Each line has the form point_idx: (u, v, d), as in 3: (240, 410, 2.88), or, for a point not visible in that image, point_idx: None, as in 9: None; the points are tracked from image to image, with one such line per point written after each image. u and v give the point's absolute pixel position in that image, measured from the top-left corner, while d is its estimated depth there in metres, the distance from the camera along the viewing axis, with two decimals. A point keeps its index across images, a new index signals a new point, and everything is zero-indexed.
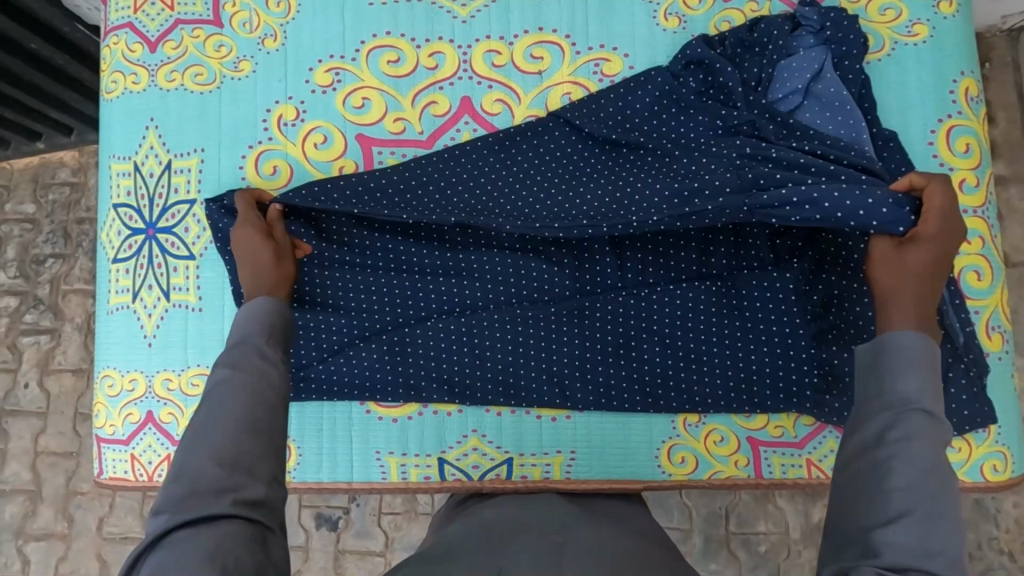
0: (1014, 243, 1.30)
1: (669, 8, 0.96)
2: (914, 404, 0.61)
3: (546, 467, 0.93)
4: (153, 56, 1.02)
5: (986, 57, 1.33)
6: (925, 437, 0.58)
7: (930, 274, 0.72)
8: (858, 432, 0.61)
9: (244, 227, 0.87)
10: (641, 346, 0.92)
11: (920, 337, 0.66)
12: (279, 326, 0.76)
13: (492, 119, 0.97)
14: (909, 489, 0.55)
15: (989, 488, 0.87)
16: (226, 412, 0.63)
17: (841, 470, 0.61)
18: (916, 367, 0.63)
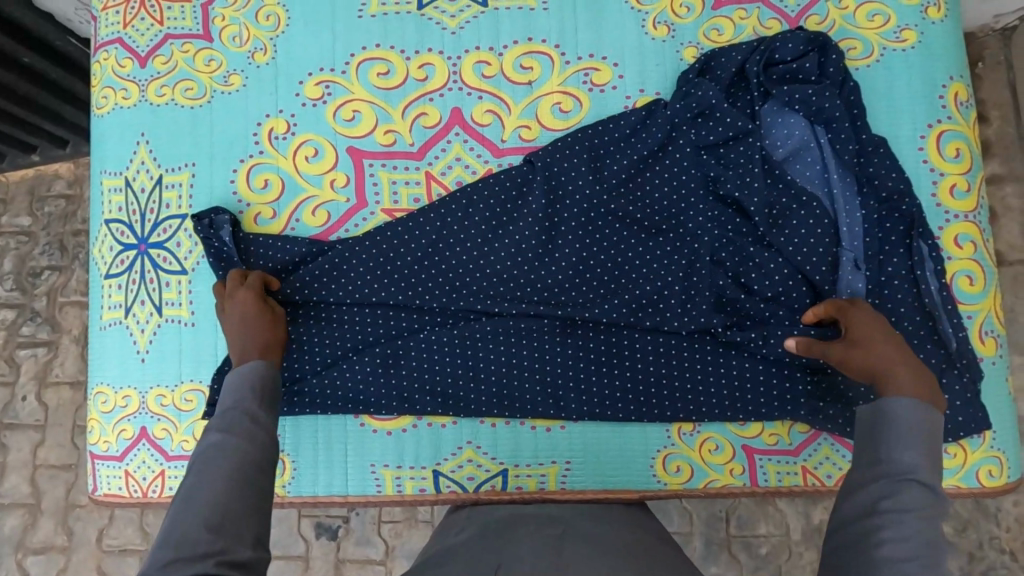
0: (1009, 241, 1.30)
1: (658, 16, 0.96)
2: (911, 474, 0.64)
3: (541, 478, 0.93)
4: (142, 71, 1.02)
5: (978, 56, 1.33)
6: (919, 509, 0.61)
7: (883, 334, 0.77)
8: (854, 498, 0.65)
9: (231, 299, 0.88)
10: (634, 355, 0.92)
11: (922, 408, 0.69)
12: (269, 387, 0.79)
13: (482, 130, 0.97)
14: (904, 560, 0.58)
15: (986, 494, 0.87)
16: (214, 477, 0.67)
17: (835, 535, 0.64)
18: (914, 439, 0.66)
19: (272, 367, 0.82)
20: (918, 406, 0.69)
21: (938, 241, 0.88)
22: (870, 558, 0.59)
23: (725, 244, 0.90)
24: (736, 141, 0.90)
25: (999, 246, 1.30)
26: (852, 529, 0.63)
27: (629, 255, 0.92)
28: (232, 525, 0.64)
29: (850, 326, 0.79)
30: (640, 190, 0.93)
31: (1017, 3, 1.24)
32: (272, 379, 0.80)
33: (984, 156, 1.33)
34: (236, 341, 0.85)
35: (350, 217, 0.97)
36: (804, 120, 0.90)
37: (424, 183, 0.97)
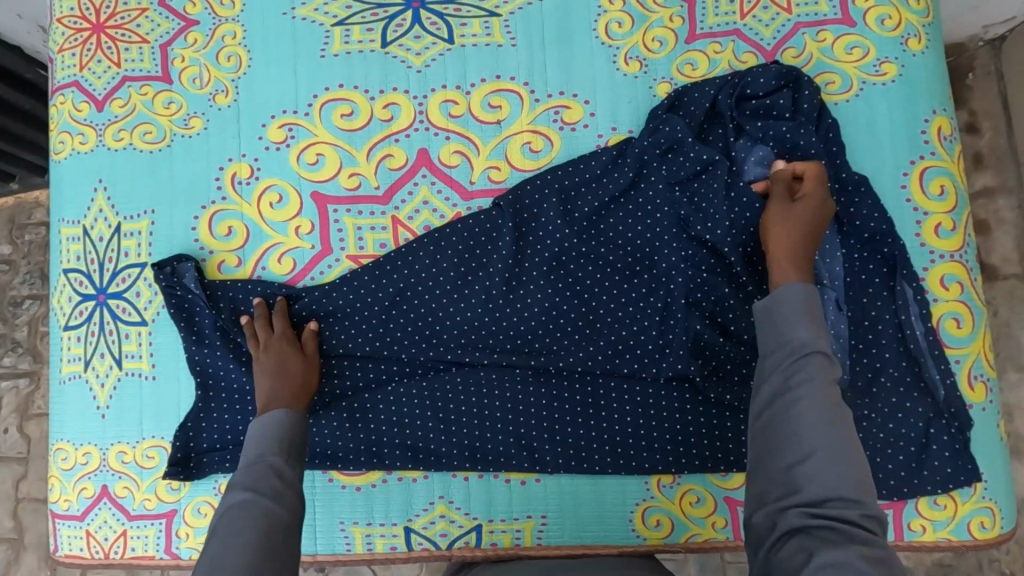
0: (1003, 254, 1.26)
1: (630, 51, 0.92)
2: (810, 346, 0.67)
3: (516, 534, 0.89)
4: (100, 115, 0.98)
5: (968, 68, 1.30)
6: (822, 376, 0.65)
7: (817, 217, 0.78)
8: (765, 381, 0.67)
9: (266, 348, 0.88)
10: (611, 405, 0.88)
11: (808, 288, 0.73)
12: (295, 442, 0.79)
13: (450, 171, 0.93)
14: (820, 428, 0.62)
15: (978, 545, 0.83)
16: (239, 543, 0.63)
17: (754, 420, 0.67)
18: (807, 312, 0.70)
19: (297, 419, 0.82)
20: (808, 290, 0.73)
21: (923, 283, 0.85)
22: (792, 434, 0.62)
23: (703, 290, 0.86)
24: (703, 180, 0.87)
25: (992, 260, 1.26)
26: (769, 411, 0.65)
27: (605, 299, 0.89)
28: None
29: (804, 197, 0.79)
30: (610, 230, 0.90)
31: (1007, 13, 1.20)
32: (299, 430, 0.80)
33: (976, 168, 1.29)
34: (266, 392, 0.85)
35: (316, 265, 0.94)
36: (773, 153, 0.85)
37: (391, 228, 0.93)
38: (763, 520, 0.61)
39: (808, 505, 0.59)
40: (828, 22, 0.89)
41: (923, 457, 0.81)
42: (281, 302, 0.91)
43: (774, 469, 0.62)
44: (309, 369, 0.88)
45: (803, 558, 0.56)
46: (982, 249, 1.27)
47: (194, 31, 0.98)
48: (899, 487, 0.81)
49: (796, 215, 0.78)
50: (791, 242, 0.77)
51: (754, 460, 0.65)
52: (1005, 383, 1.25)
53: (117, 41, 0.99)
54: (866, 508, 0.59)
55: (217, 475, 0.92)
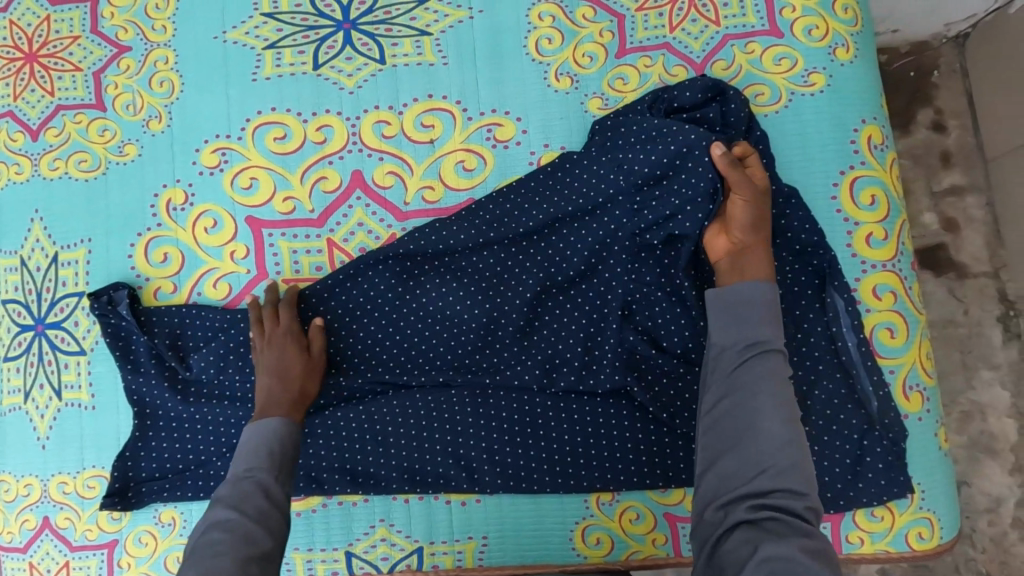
0: (972, 253, 1.22)
1: (561, 67, 0.92)
2: (768, 342, 0.68)
3: (457, 555, 0.89)
4: (34, 145, 0.98)
5: (932, 65, 1.26)
6: (778, 372, 0.66)
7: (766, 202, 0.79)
8: (717, 377, 0.68)
9: (268, 342, 0.86)
10: (548, 423, 0.87)
11: (769, 284, 0.74)
12: (287, 456, 0.77)
13: (385, 193, 0.93)
14: (773, 421, 0.62)
15: (918, 556, 0.82)
16: (219, 571, 0.61)
17: (707, 413, 0.66)
18: (763, 307, 0.71)
19: (294, 430, 0.80)
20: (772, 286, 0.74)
21: (856, 292, 0.84)
22: (745, 426, 0.62)
23: (638, 298, 0.86)
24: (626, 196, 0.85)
25: (961, 259, 1.22)
26: (722, 404, 0.65)
27: (541, 310, 0.88)
28: None
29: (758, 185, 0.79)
30: (551, 243, 0.88)
31: (966, 11, 1.17)
32: (291, 445, 0.79)
33: (943, 167, 1.25)
34: (264, 392, 0.83)
35: (252, 289, 0.93)
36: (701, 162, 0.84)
37: (327, 251, 0.93)
38: (711, 517, 0.60)
39: (756, 497, 0.58)
40: (757, 33, 0.89)
41: (858, 469, 0.81)
42: (290, 294, 0.89)
43: (725, 462, 0.61)
44: (313, 367, 0.87)
45: (748, 549, 0.54)
46: (951, 249, 1.23)
47: (127, 57, 0.98)
48: (835, 499, 0.81)
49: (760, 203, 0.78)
50: (761, 238, 0.77)
51: (704, 453, 0.64)
52: (977, 382, 1.20)
53: (50, 70, 0.99)
54: (810, 501, 0.58)
55: (157, 504, 0.92)
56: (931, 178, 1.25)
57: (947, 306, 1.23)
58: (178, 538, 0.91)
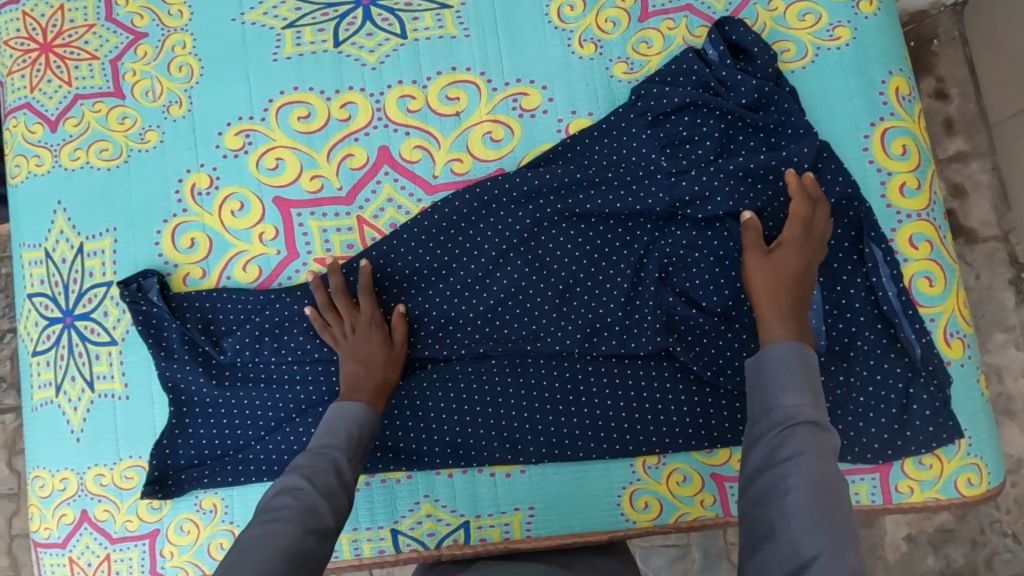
0: (981, 219, 1.23)
1: (584, 34, 0.92)
2: (798, 417, 0.63)
3: (505, 527, 0.88)
4: (54, 135, 0.97)
5: (931, 34, 1.27)
6: (813, 449, 0.60)
7: (794, 268, 0.77)
8: (753, 452, 0.63)
9: (350, 332, 0.86)
10: (590, 389, 0.87)
11: (795, 348, 0.70)
12: (363, 440, 0.77)
13: (413, 167, 0.92)
14: (807, 509, 0.55)
15: (967, 502, 0.82)
16: (279, 533, 0.62)
17: (746, 496, 0.61)
18: (792, 376, 0.67)
19: (373, 415, 0.80)
20: (796, 348, 0.70)
21: (893, 243, 0.84)
22: (782, 510, 0.56)
23: (675, 261, 0.86)
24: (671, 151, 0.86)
25: (970, 224, 1.23)
26: (757, 487, 0.60)
27: (581, 275, 0.87)
28: None
29: (784, 240, 0.78)
30: (589, 199, 0.87)
31: None
32: (369, 432, 0.78)
33: (947, 134, 1.25)
34: (348, 376, 0.83)
35: (283, 270, 0.93)
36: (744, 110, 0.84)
37: (357, 228, 0.92)
38: None
39: None
40: None
41: (905, 418, 0.81)
42: (369, 279, 0.87)
43: (762, 556, 0.56)
44: (393, 357, 0.85)
45: None
46: (960, 214, 1.23)
47: (143, 44, 0.97)
48: (883, 449, 0.81)
49: (778, 260, 0.77)
50: (782, 298, 0.75)
51: (746, 546, 0.58)
52: (992, 345, 1.21)
53: (66, 59, 0.97)
54: None
55: (198, 491, 0.91)
56: (936, 146, 1.26)
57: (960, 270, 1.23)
58: (221, 524, 0.90)
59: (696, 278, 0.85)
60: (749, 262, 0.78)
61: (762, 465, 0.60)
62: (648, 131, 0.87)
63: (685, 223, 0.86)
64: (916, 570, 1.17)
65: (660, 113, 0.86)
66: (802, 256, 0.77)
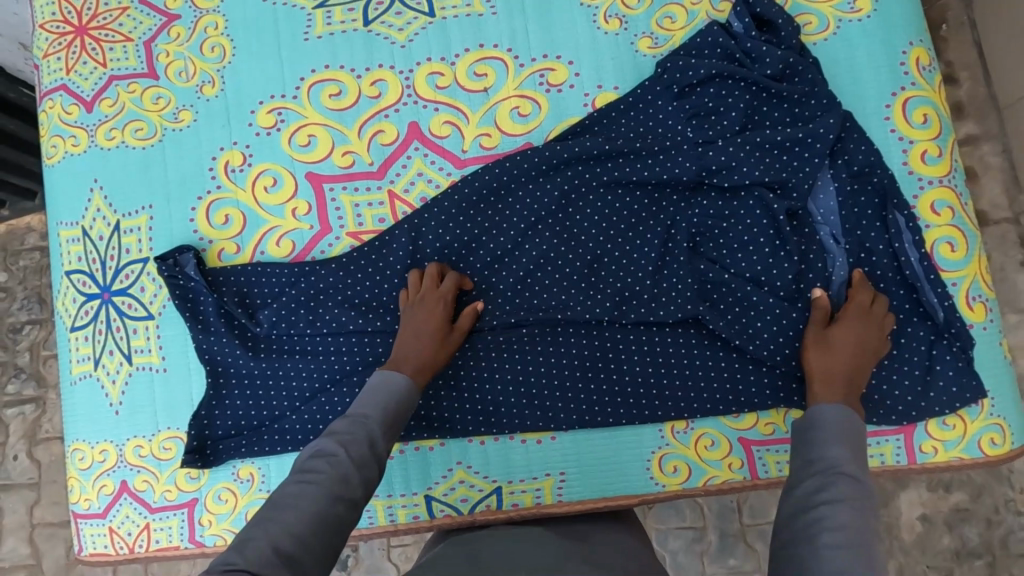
0: (991, 201, 1.24)
1: (609, 10, 0.94)
2: (840, 469, 0.67)
3: (536, 493, 0.90)
4: (90, 116, 0.99)
5: (941, 19, 1.29)
6: (850, 497, 0.63)
7: (855, 346, 0.79)
8: (792, 495, 0.66)
9: (419, 305, 0.87)
10: (618, 357, 0.89)
11: (846, 415, 0.73)
12: (398, 415, 0.76)
13: (442, 142, 0.94)
14: (839, 547, 0.58)
15: (990, 463, 0.84)
16: (310, 495, 0.63)
17: (778, 535, 0.64)
18: (839, 435, 0.70)
19: (415, 390, 0.80)
20: (845, 415, 0.73)
21: (915, 210, 0.86)
22: (813, 547, 0.59)
23: (703, 231, 0.88)
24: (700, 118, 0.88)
25: (981, 207, 1.24)
26: (792, 525, 0.63)
27: (608, 247, 0.89)
28: (301, 555, 0.58)
29: (845, 315, 0.81)
30: (618, 170, 0.89)
31: None
32: (406, 407, 0.78)
33: (957, 118, 1.27)
34: (404, 345, 0.85)
35: (317, 244, 0.95)
36: (770, 81, 0.86)
37: (388, 203, 0.94)
38: None
39: None
40: None
41: (928, 379, 0.83)
42: (457, 276, 0.89)
43: None
44: (448, 342, 0.86)
45: None
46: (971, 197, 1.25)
47: (177, 25, 0.99)
48: (908, 411, 0.83)
49: (841, 336, 0.80)
50: (838, 369, 0.78)
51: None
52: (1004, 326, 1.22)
53: (101, 41, 1.00)
54: None
55: (234, 461, 0.93)
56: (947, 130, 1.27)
57: None
58: (259, 492, 0.92)
59: (725, 245, 0.87)
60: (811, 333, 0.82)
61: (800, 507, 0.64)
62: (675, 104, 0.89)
63: (713, 193, 0.88)
64: (932, 549, 1.18)
65: (687, 84, 0.88)
66: (862, 336, 0.80)
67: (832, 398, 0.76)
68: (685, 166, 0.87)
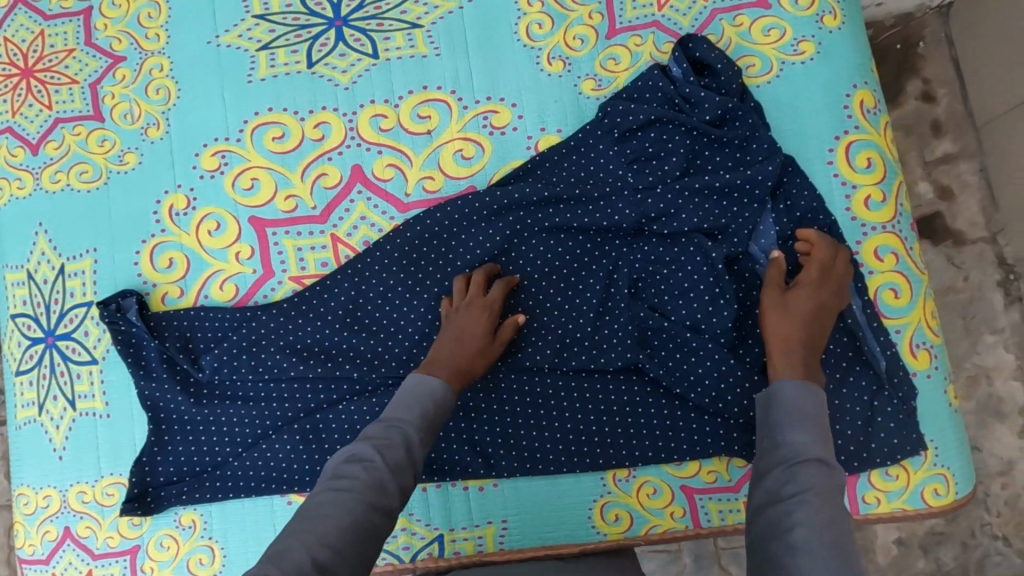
0: (969, 220, 1.18)
1: (552, 51, 0.93)
2: (806, 455, 0.63)
3: (478, 540, 0.89)
4: (35, 158, 0.99)
5: (918, 36, 1.22)
6: (820, 488, 0.59)
7: (813, 311, 0.76)
8: (760, 488, 0.63)
9: (465, 311, 0.84)
10: (561, 403, 0.88)
11: (808, 391, 0.69)
12: (433, 419, 0.74)
13: (385, 185, 0.94)
14: (815, 541, 0.55)
15: (934, 513, 0.83)
16: (345, 504, 0.61)
17: (753, 529, 0.61)
18: (801, 419, 0.67)
19: (450, 397, 0.77)
20: (806, 388, 0.70)
21: (858, 256, 0.85)
22: (788, 545, 0.56)
23: (645, 277, 0.87)
24: (641, 162, 0.87)
25: (958, 226, 1.18)
26: (765, 519, 0.60)
27: (551, 291, 0.88)
28: (337, 565, 0.57)
29: (801, 280, 0.78)
30: (559, 217, 0.88)
31: None
32: (443, 412, 0.76)
33: (935, 136, 1.20)
34: (444, 349, 0.82)
35: (259, 288, 0.94)
36: (709, 127, 0.85)
37: (331, 246, 0.93)
38: None
39: None
40: (743, 6, 0.90)
41: (870, 430, 0.82)
42: (506, 283, 0.86)
43: None
44: (489, 349, 0.83)
45: None
46: (948, 217, 1.19)
47: (122, 67, 0.99)
48: (849, 461, 0.82)
49: (794, 300, 0.77)
50: (800, 334, 0.75)
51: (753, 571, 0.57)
52: (981, 346, 1.16)
53: (46, 84, 1.00)
54: None
55: (177, 508, 0.92)
56: (923, 148, 1.21)
57: (947, 273, 1.18)
58: (200, 540, 0.92)
59: (665, 292, 0.86)
60: (767, 301, 0.78)
61: (770, 500, 0.60)
62: (616, 149, 0.88)
63: (651, 241, 0.87)
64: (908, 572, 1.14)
65: (627, 129, 0.87)
66: (819, 299, 0.77)
67: (792, 368, 0.72)
68: (625, 213, 0.87)
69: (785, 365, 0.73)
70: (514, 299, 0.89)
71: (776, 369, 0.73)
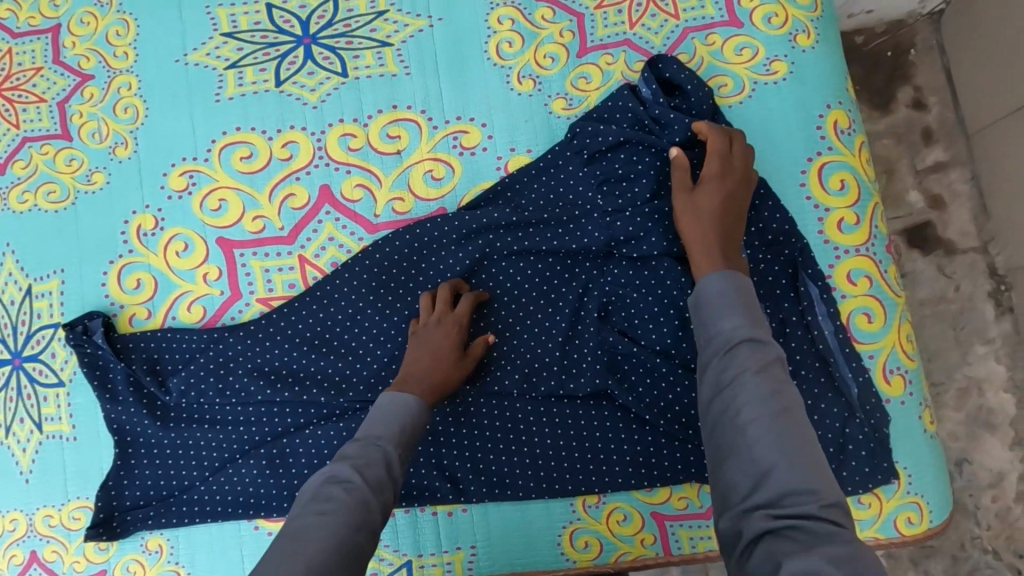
0: (960, 229, 1.15)
1: (523, 70, 0.92)
2: (735, 337, 0.61)
3: (447, 566, 0.88)
4: (3, 178, 0.98)
5: (909, 43, 1.18)
6: (758, 368, 0.58)
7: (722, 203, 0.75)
8: (703, 382, 0.61)
9: (434, 328, 0.83)
10: (530, 428, 0.87)
11: (729, 277, 0.67)
12: (412, 435, 0.72)
13: (354, 206, 0.92)
14: (760, 423, 0.55)
15: (907, 541, 0.82)
16: (328, 525, 0.58)
17: (703, 422, 0.60)
18: (727, 304, 0.64)
19: (424, 413, 0.75)
20: (727, 277, 0.67)
21: (830, 280, 0.84)
22: (738, 433, 0.55)
23: (614, 300, 0.85)
24: (610, 184, 0.86)
25: (949, 236, 1.15)
26: (712, 411, 0.58)
27: (520, 314, 0.87)
28: None
29: (705, 175, 0.77)
30: (528, 239, 0.87)
31: None
32: (420, 428, 0.74)
33: (927, 143, 1.17)
34: (413, 366, 0.80)
35: (226, 310, 0.93)
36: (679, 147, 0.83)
37: (298, 268, 0.92)
38: (729, 525, 0.53)
39: (768, 505, 0.51)
40: (716, 25, 0.89)
41: (841, 457, 0.80)
42: (474, 299, 0.85)
43: (728, 475, 0.54)
44: (460, 365, 0.81)
45: (770, 568, 0.47)
46: (939, 225, 1.15)
47: (90, 85, 0.98)
48: None
49: (702, 196, 0.76)
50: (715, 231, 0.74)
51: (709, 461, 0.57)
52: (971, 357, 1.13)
53: (15, 102, 0.99)
54: (824, 498, 0.50)
55: (143, 532, 0.91)
56: (914, 156, 1.17)
57: (936, 283, 1.15)
58: (166, 564, 0.91)
59: (635, 316, 0.85)
60: (679, 207, 0.77)
61: (713, 392, 0.59)
62: (586, 171, 0.87)
63: (620, 265, 0.86)
64: None
65: (596, 150, 0.86)
66: (726, 188, 0.76)
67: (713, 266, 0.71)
68: (594, 236, 0.85)
69: (707, 266, 0.72)
70: (481, 316, 0.88)
71: (701, 272, 0.72)
